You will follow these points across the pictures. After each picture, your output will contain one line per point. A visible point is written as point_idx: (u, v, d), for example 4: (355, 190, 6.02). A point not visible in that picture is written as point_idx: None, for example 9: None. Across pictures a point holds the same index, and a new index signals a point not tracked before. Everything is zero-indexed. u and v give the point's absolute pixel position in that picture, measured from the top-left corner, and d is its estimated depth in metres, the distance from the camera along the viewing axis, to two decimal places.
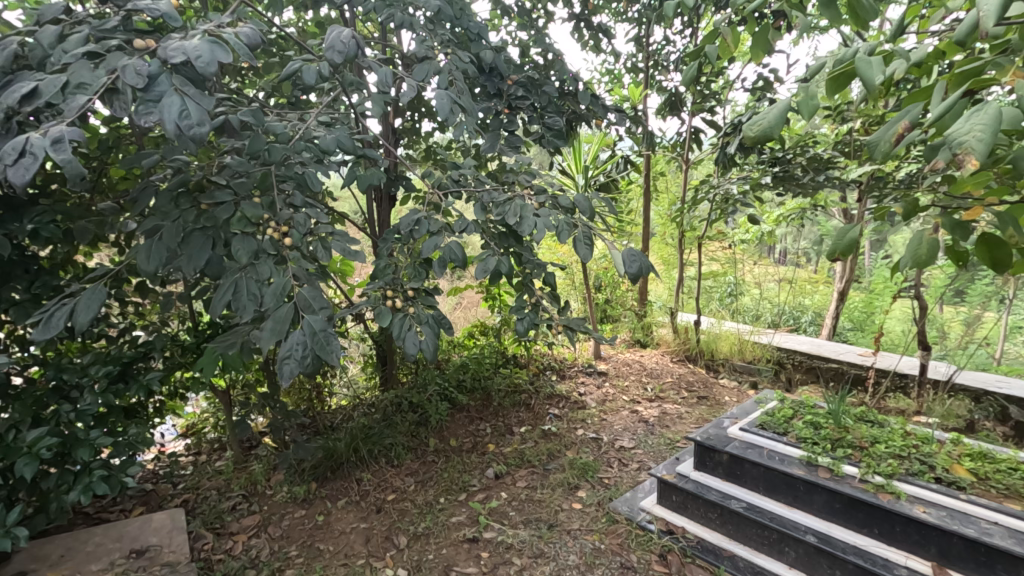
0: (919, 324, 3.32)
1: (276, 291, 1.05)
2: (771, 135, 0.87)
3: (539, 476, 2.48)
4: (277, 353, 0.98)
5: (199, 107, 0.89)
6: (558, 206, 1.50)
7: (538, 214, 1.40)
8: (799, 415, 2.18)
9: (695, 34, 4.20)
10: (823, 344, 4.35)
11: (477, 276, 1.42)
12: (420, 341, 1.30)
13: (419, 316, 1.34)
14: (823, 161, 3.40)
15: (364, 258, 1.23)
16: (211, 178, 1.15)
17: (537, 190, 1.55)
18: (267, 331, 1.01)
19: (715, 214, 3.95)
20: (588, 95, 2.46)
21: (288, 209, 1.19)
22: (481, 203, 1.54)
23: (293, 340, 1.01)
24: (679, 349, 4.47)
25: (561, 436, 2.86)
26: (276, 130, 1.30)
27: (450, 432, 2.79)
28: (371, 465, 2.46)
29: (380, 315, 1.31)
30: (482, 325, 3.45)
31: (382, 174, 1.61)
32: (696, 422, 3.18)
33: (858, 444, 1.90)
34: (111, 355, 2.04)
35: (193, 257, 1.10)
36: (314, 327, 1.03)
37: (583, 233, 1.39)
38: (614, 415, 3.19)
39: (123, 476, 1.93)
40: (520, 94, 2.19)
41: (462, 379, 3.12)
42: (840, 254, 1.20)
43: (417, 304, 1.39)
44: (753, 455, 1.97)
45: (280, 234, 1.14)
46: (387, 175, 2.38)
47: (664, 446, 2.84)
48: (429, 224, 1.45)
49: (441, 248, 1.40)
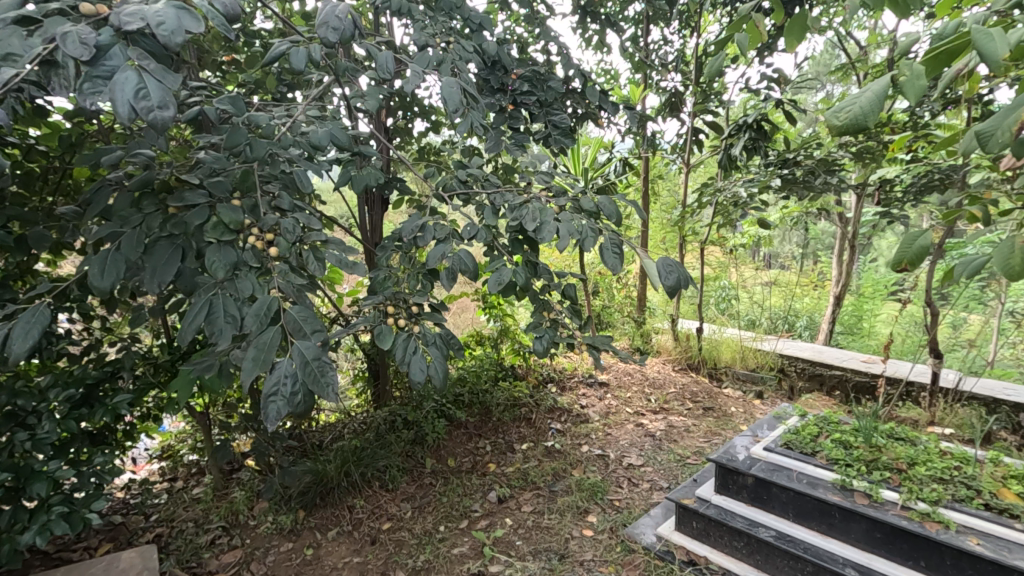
0: (930, 332, 3.22)
1: (259, 312, 0.87)
2: (865, 124, 0.72)
3: (545, 499, 2.31)
4: (262, 391, 0.80)
5: (161, 86, 0.71)
6: (579, 209, 1.33)
7: (560, 219, 1.23)
8: (825, 433, 2.04)
9: (695, 33, 4.10)
10: (826, 350, 4.24)
11: (490, 289, 1.25)
12: (427, 366, 1.12)
13: (425, 336, 1.16)
14: (831, 163, 3.25)
15: (365, 269, 1.04)
16: (180, 176, 0.96)
17: (555, 191, 1.38)
18: (249, 362, 0.82)
19: (719, 218, 3.84)
20: (595, 90, 2.31)
21: (273, 213, 1.01)
22: (492, 206, 1.37)
23: (283, 374, 0.83)
24: (680, 357, 4.32)
25: (566, 454, 2.70)
26: (258, 122, 1.11)
27: (448, 452, 2.62)
28: (364, 491, 2.28)
29: (381, 340, 1.12)
30: (479, 334, 3.30)
31: (380, 174, 1.43)
32: (705, 435, 3.04)
33: (894, 466, 1.76)
34: (73, 377, 1.83)
35: (157, 268, 0.88)
36: (306, 357, 0.85)
37: (610, 240, 1.22)
38: (618, 429, 3.04)
39: (87, 512, 1.73)
40: (526, 90, 2.04)
41: (459, 394, 2.94)
42: (910, 263, 1.05)
43: (423, 323, 1.20)
44: (781, 478, 1.82)
45: (265, 243, 0.95)
46: (381, 176, 2.21)
47: (674, 463, 2.69)
48: (435, 230, 1.28)
49: (450, 257, 1.23)
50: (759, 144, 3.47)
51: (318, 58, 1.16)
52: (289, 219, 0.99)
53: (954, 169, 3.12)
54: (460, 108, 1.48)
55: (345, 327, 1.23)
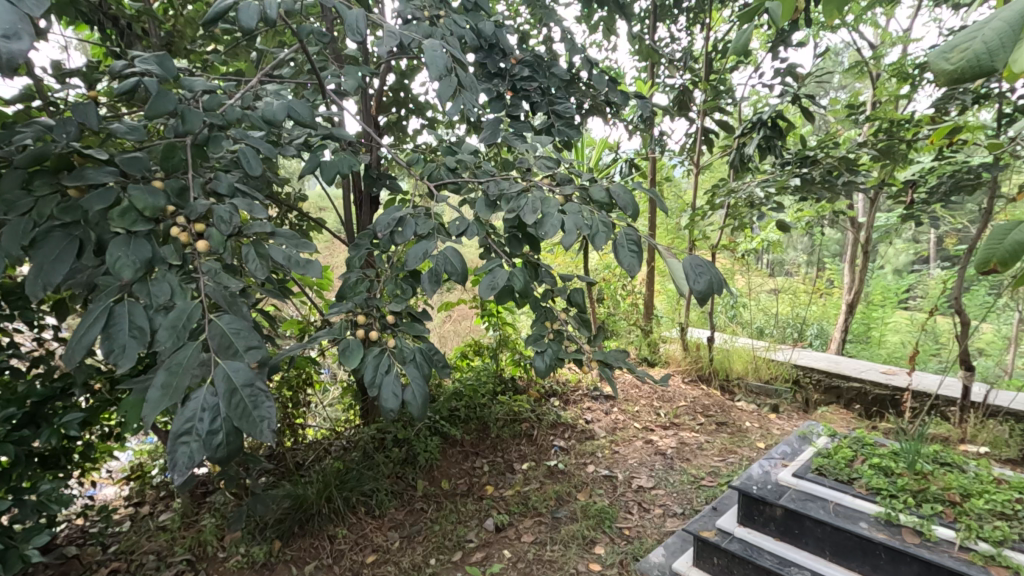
0: (961, 343, 3.00)
1: (174, 324, 0.67)
2: (991, 65, 0.52)
3: (547, 529, 2.10)
4: (168, 432, 0.59)
5: (13, 11, 0.53)
6: (589, 200, 1.12)
7: (566, 211, 1.03)
8: (861, 456, 1.83)
9: (704, 29, 3.91)
10: (844, 361, 4.03)
11: (481, 295, 1.04)
12: (403, 389, 0.91)
13: (401, 351, 0.95)
14: (853, 161, 3.04)
15: (321, 269, 0.82)
16: (84, 151, 0.76)
17: (560, 179, 1.17)
18: (154, 392, 0.62)
19: (732, 220, 3.62)
20: (603, 76, 2.10)
21: (206, 199, 0.80)
22: (488, 198, 1.17)
23: (200, 408, 0.62)
24: (690, 369, 4.07)
25: (570, 475, 2.48)
26: (195, 88, 0.91)
27: (441, 473, 2.41)
28: (347, 518, 2.08)
29: (346, 358, 0.91)
30: (476, 343, 3.08)
31: (355, 158, 1.21)
32: (720, 454, 2.81)
33: (948, 499, 1.54)
34: (15, 394, 1.63)
35: (45, 266, 0.68)
36: (233, 384, 0.64)
37: (626, 236, 1.02)
38: (626, 446, 2.82)
39: (27, 549, 1.51)
40: (527, 75, 1.82)
41: (455, 408, 2.73)
42: (1002, 264, 0.76)
43: (401, 335, 1.00)
44: (816, 511, 1.60)
45: (191, 237, 0.75)
46: (368, 172, 2.01)
47: (688, 485, 2.47)
48: (417, 223, 1.07)
49: (434, 257, 1.02)
50: (773, 142, 3.23)
51: (274, 14, 0.96)
52: (225, 205, 0.78)
53: (985, 168, 2.92)
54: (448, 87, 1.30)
55: (301, 344, 1.00)
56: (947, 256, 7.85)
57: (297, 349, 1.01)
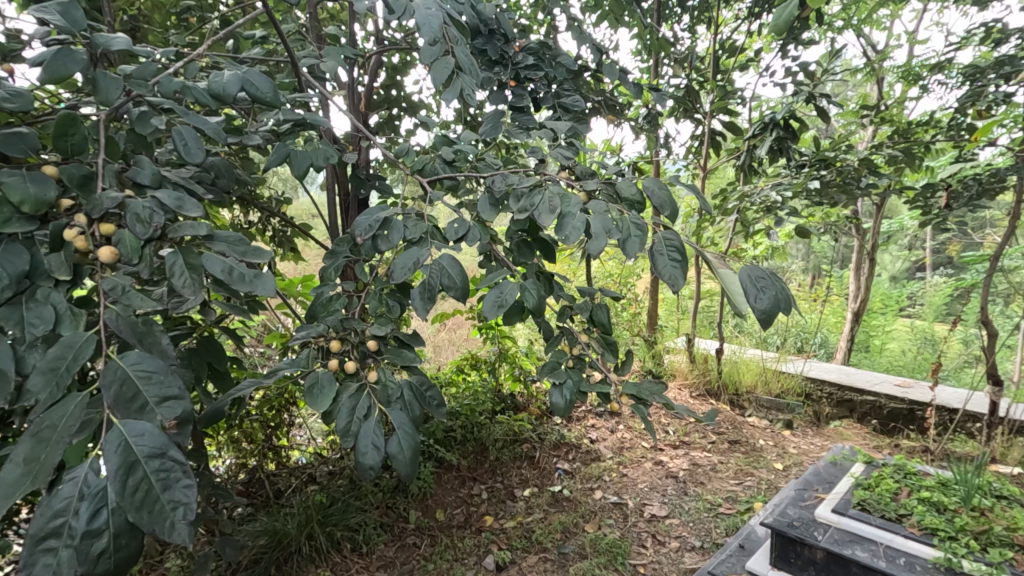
0: (989, 356, 2.83)
1: (52, 367, 0.47)
2: None
3: (555, 567, 1.89)
4: (23, 538, 0.40)
5: None
6: (616, 197, 0.92)
7: (590, 210, 0.83)
8: (906, 487, 1.64)
9: (709, 28, 3.74)
10: (857, 373, 3.85)
11: (485, 315, 0.84)
12: (386, 438, 0.71)
13: (386, 388, 0.75)
14: (874, 163, 2.87)
15: (272, 290, 0.59)
16: None
17: (581, 172, 0.97)
18: (10, 471, 0.42)
19: (743, 226, 3.43)
20: (614, 66, 1.91)
21: (120, 190, 0.58)
22: (492, 195, 0.97)
23: (78, 495, 0.43)
24: (698, 382, 3.80)
25: (577, 502, 2.29)
26: (113, 46, 0.69)
27: (436, 502, 2.21)
28: (331, 558, 1.86)
29: (314, 400, 0.71)
30: (473, 357, 2.87)
31: (333, 150, 1.00)
32: (735, 476, 2.61)
33: (1016, 543, 1.35)
34: None
35: None
36: (132, 456, 0.44)
37: (665, 241, 0.82)
38: (635, 469, 2.62)
39: None
40: (531, 63, 1.62)
41: (451, 429, 2.51)
42: None
43: (386, 366, 0.79)
44: (861, 555, 1.40)
45: (87, 244, 0.54)
46: (356, 172, 1.81)
47: (705, 513, 2.26)
48: (406, 225, 0.87)
49: (428, 267, 0.82)
50: (785, 144, 3.03)
51: None
52: (144, 200, 0.57)
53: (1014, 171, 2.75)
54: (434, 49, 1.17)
55: (252, 380, 0.79)
56: (944, 263, 7.73)
57: (248, 388, 0.79)
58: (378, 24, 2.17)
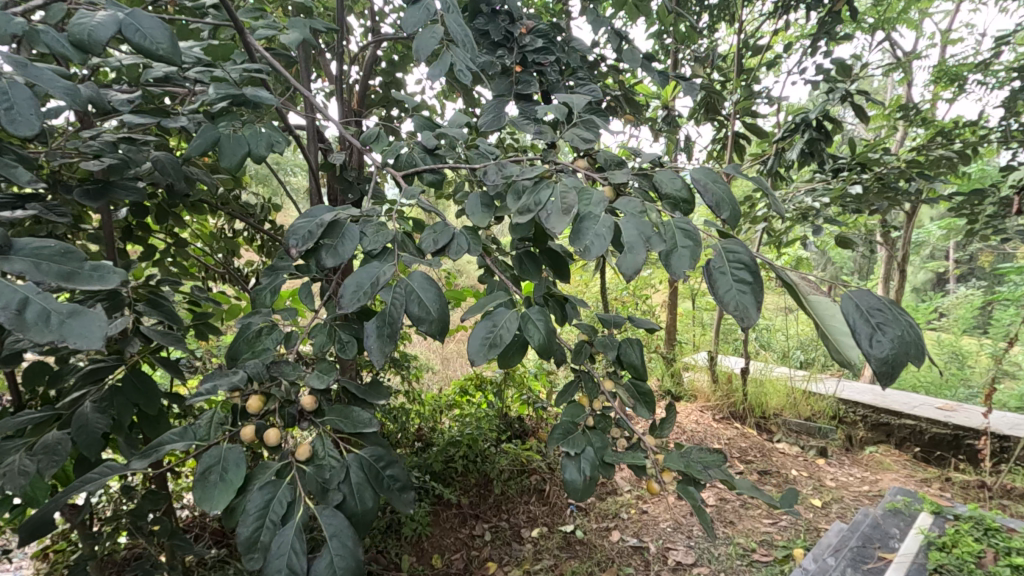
0: None
1: None
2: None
3: None
4: None
5: None
6: (650, 194, 0.68)
7: (620, 210, 0.60)
8: (993, 549, 1.35)
9: (732, 23, 3.46)
10: (894, 394, 3.54)
11: (471, 356, 0.60)
12: (314, 556, 0.46)
13: (321, 470, 0.50)
14: (921, 165, 2.59)
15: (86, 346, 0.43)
16: None
17: (605, 160, 0.73)
18: None
19: (771, 235, 3.15)
20: (636, 51, 1.67)
21: None
22: (482, 195, 0.74)
23: None
24: (722, 404, 3.48)
25: (591, 546, 2.02)
26: None
27: (432, 546, 1.98)
28: None
29: (206, 494, 0.47)
30: (477, 377, 2.62)
31: (280, 136, 0.77)
32: (770, 515, 2.32)
33: None
34: None
35: None
36: None
37: (727, 254, 0.57)
38: (656, 504, 2.34)
39: None
40: (540, 44, 1.37)
41: (451, 459, 2.27)
42: None
43: (325, 434, 0.55)
44: None
45: None
46: (338, 173, 1.57)
47: (738, 561, 1.98)
48: (362, 230, 0.63)
49: (391, 290, 0.58)
50: (819, 145, 2.69)
51: None
52: None
53: None
54: (421, 11, 0.91)
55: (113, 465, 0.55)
56: (970, 274, 7.36)
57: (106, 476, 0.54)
58: (370, 13, 1.94)
